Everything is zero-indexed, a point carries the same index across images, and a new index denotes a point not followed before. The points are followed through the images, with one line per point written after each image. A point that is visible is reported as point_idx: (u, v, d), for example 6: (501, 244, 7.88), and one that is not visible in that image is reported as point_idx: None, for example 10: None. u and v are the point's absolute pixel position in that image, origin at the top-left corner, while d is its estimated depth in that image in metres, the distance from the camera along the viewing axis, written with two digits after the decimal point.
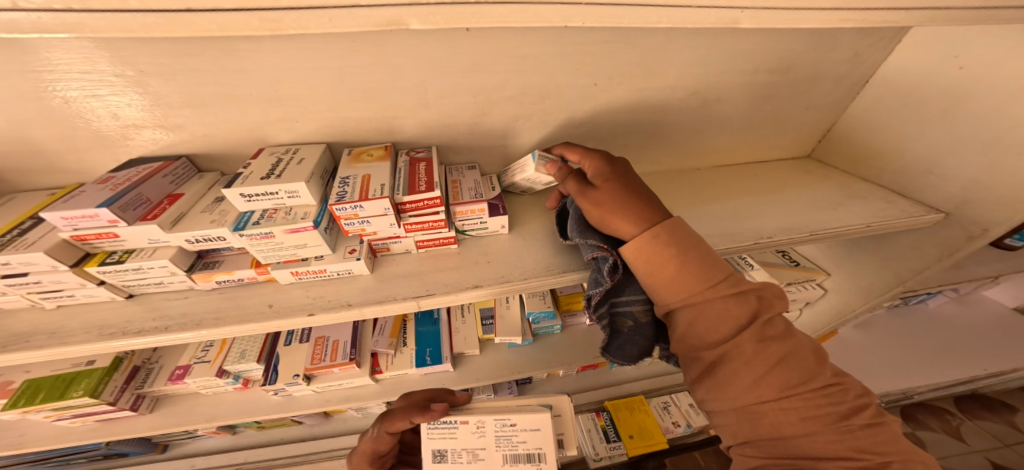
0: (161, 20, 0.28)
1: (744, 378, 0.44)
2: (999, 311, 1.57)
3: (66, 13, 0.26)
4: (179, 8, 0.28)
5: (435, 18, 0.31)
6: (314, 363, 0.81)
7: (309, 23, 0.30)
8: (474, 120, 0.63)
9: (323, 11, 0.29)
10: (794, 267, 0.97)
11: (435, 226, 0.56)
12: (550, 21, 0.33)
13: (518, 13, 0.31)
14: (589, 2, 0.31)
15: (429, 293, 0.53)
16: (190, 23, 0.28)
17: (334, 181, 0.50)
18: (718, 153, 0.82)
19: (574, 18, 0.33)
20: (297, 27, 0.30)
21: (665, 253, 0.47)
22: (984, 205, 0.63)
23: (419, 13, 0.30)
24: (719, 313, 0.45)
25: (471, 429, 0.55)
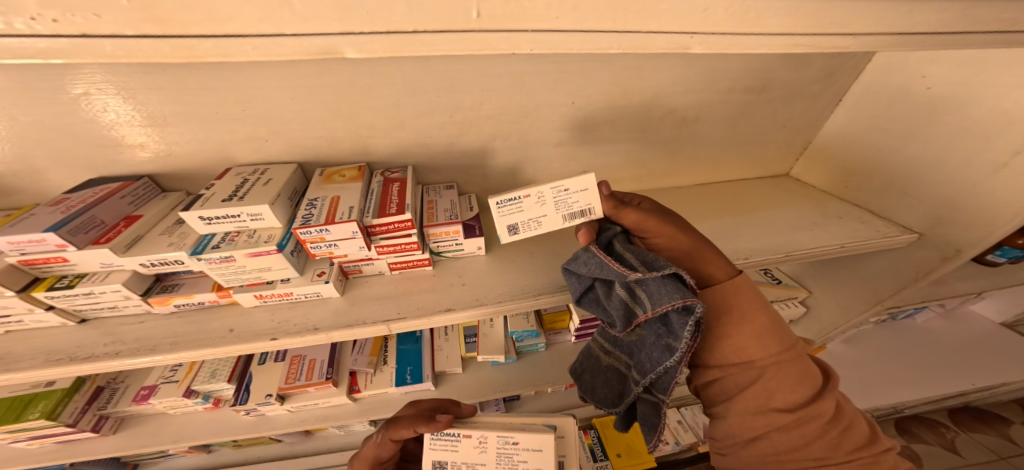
0: (60, 46, 0.24)
1: (816, 441, 0.42)
2: (987, 326, 1.58)
3: None
4: (75, 33, 0.23)
5: (375, 47, 0.28)
6: (289, 383, 0.79)
7: (232, 51, 0.26)
8: (451, 139, 0.63)
9: (246, 38, 0.26)
10: (776, 284, 0.98)
11: (408, 248, 0.55)
12: (496, 50, 0.29)
13: (460, 43, 0.29)
14: (530, 30, 0.28)
15: (400, 316, 0.52)
16: (94, 49, 0.25)
17: (302, 203, 0.49)
18: (699, 172, 0.83)
19: (520, 46, 0.30)
20: (217, 55, 0.27)
21: (751, 302, 0.45)
22: (957, 226, 0.63)
23: (355, 40, 0.27)
24: (796, 373, 0.43)
25: (474, 443, 0.53)
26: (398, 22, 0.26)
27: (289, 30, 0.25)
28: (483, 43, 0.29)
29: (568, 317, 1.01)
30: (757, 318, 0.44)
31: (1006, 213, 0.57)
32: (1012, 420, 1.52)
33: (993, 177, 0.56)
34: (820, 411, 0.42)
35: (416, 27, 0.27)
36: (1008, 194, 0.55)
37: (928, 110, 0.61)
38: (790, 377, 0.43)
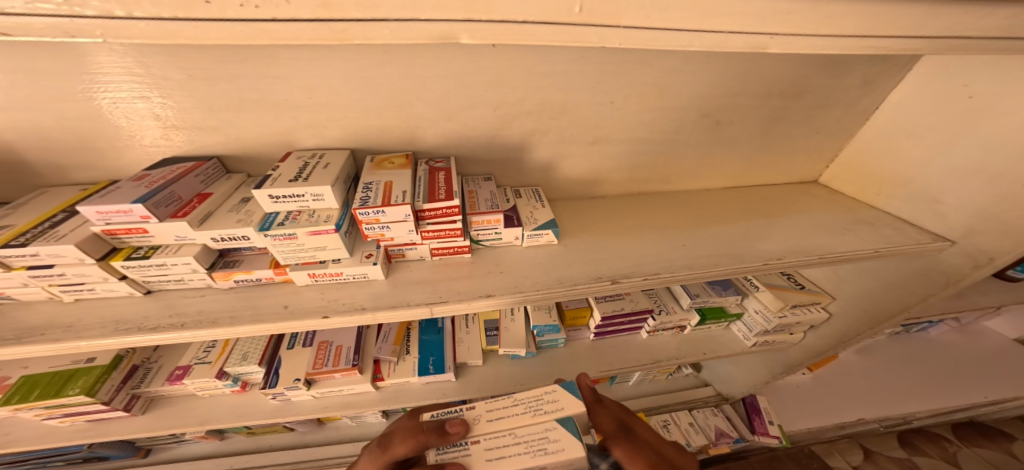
0: (248, 29, 0.28)
1: None
2: (998, 342, 1.59)
3: (170, 22, 0.27)
4: (264, 18, 0.27)
5: (485, 34, 0.30)
6: (317, 368, 0.80)
7: (373, 34, 0.29)
8: (494, 133, 0.65)
9: (386, 22, 0.29)
10: (801, 289, 0.97)
11: (452, 234, 0.57)
12: (589, 42, 0.31)
13: (557, 33, 0.30)
14: (627, 24, 0.30)
15: (441, 299, 0.54)
16: (270, 32, 0.28)
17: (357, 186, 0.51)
18: (727, 175, 0.85)
19: (610, 39, 0.31)
20: (361, 38, 0.30)
21: None
22: (988, 235, 0.64)
23: (472, 27, 0.29)
24: None
25: None
26: (511, 14, 0.28)
27: (425, 15, 0.28)
28: (575, 36, 0.31)
29: (588, 314, 1.04)
30: None
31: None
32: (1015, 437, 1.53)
33: None
34: None
35: (524, 18, 0.29)
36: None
37: (963, 119, 0.63)
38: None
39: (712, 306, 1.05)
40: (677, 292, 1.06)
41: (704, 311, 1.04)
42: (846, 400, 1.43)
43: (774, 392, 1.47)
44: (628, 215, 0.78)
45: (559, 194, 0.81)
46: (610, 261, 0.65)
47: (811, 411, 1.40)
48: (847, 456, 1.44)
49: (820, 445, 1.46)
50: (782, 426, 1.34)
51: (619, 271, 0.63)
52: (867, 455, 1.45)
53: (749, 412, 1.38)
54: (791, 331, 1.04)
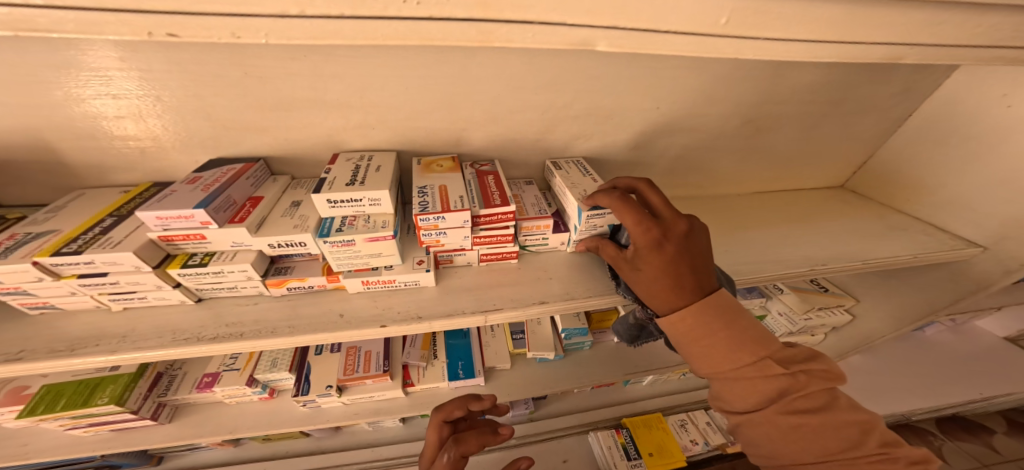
0: (404, 29, 0.28)
1: (720, 350, 0.45)
2: (991, 340, 1.65)
3: (337, 20, 0.26)
4: (420, 16, 0.27)
5: (623, 41, 0.31)
6: (348, 374, 0.78)
7: (516, 37, 0.29)
8: (541, 136, 0.63)
9: (529, 25, 0.29)
10: (824, 292, 1.00)
11: (503, 240, 0.55)
12: (723, 53, 0.33)
13: (692, 43, 0.32)
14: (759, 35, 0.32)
15: (496, 307, 0.52)
16: (422, 32, 0.28)
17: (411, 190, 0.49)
18: (759, 180, 0.85)
19: (743, 51, 0.33)
20: (502, 40, 0.30)
21: (697, 330, 0.45)
22: (1021, 241, 0.65)
23: (613, 35, 0.30)
24: (732, 347, 0.44)
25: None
26: (656, 23, 0.30)
27: (571, 20, 0.29)
28: (709, 47, 0.33)
29: (614, 317, 1.05)
30: (744, 330, 0.45)
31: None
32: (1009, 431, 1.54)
33: None
34: (785, 387, 0.43)
35: (668, 28, 0.30)
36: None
37: (1002, 126, 0.63)
38: (740, 389, 0.45)
39: None
40: None
41: None
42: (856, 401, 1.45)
43: None
44: None
45: None
46: None
47: None
48: None
49: None
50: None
51: None
52: None
53: None
54: (813, 332, 1.05)
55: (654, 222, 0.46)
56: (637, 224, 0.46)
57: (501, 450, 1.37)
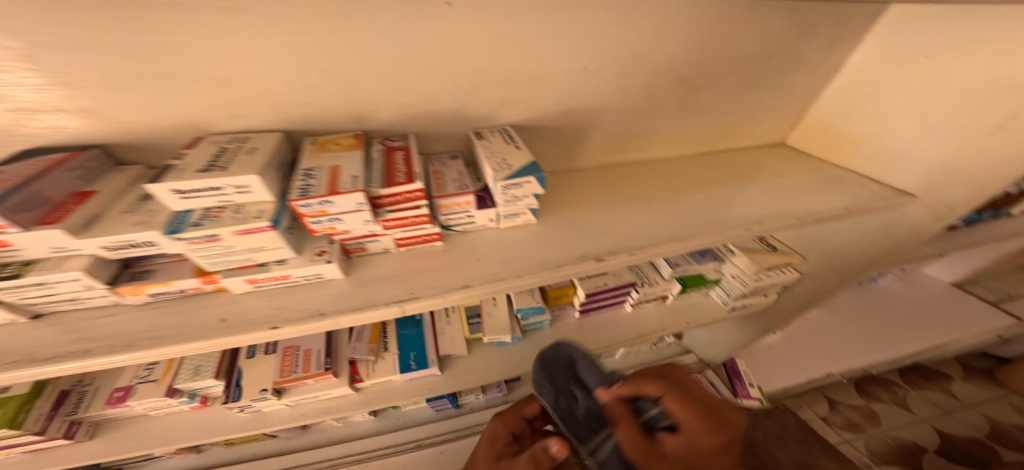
0: None
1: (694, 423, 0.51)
2: (939, 287, 1.76)
3: None
4: None
5: None
6: (285, 375, 0.74)
7: None
8: (459, 107, 0.59)
9: None
10: (774, 251, 0.99)
11: (418, 221, 0.50)
12: None
13: None
14: None
15: (413, 296, 0.48)
16: None
17: (295, 173, 0.42)
18: (702, 140, 0.86)
19: None
20: None
21: (704, 429, 0.51)
22: (948, 187, 0.67)
23: None
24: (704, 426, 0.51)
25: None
26: None
27: None
28: None
29: (571, 292, 1.05)
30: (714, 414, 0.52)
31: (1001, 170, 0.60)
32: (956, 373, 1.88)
33: (991, 137, 0.59)
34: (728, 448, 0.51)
35: None
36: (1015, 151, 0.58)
37: (926, 74, 0.63)
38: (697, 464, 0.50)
39: (691, 274, 1.08)
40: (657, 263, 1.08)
41: (684, 280, 1.08)
42: (813, 356, 1.54)
43: (751, 356, 1.58)
44: (605, 187, 0.77)
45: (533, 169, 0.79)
46: (594, 238, 0.64)
47: (784, 370, 1.51)
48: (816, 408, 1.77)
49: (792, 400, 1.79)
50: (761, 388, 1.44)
51: (603, 247, 0.62)
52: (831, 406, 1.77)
53: (730, 375, 1.45)
54: (766, 293, 1.07)
55: (724, 426, 0.51)
56: (706, 419, 0.51)
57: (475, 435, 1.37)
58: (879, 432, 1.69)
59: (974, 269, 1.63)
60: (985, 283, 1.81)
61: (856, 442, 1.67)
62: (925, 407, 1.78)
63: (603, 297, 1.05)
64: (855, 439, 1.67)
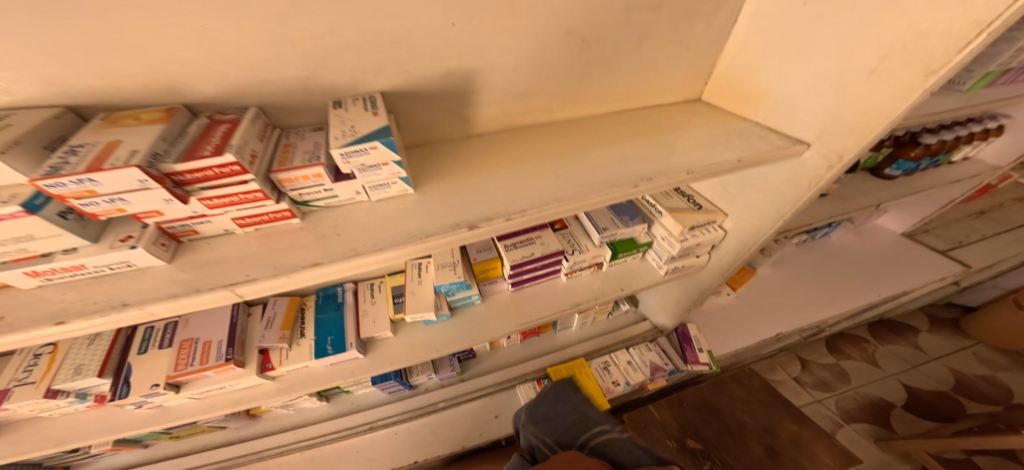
0: None
1: None
2: (887, 238, 1.81)
3: None
4: None
5: None
6: (179, 369, 0.71)
7: None
8: (306, 76, 0.55)
9: None
10: (697, 209, 1.01)
11: (249, 199, 0.46)
12: None
13: None
14: None
15: (249, 278, 0.45)
16: None
17: (62, 150, 0.38)
18: (615, 97, 0.88)
19: None
20: None
21: None
22: (836, 134, 0.66)
23: None
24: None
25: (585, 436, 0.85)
26: None
27: None
28: None
29: (498, 265, 1.05)
30: None
31: (878, 117, 0.59)
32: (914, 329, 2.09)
33: (866, 82, 0.59)
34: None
35: None
36: (887, 95, 0.57)
37: (808, 19, 0.64)
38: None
39: (623, 239, 1.09)
40: (588, 228, 1.10)
41: (615, 245, 1.08)
42: (764, 312, 1.55)
43: (702, 317, 1.56)
44: (508, 151, 0.79)
45: (425, 139, 0.78)
46: (473, 206, 0.64)
47: (735, 329, 1.50)
48: (787, 367, 1.89)
49: (764, 362, 1.91)
50: (711, 352, 1.44)
51: (481, 215, 0.62)
52: (803, 364, 1.91)
53: (680, 340, 1.48)
54: (697, 253, 1.08)
55: None
56: None
57: (427, 415, 1.39)
58: (849, 389, 1.83)
59: (924, 219, 1.69)
60: (936, 231, 1.88)
61: (828, 401, 1.79)
62: (894, 362, 1.93)
63: (532, 267, 1.04)
64: (828, 398, 1.80)
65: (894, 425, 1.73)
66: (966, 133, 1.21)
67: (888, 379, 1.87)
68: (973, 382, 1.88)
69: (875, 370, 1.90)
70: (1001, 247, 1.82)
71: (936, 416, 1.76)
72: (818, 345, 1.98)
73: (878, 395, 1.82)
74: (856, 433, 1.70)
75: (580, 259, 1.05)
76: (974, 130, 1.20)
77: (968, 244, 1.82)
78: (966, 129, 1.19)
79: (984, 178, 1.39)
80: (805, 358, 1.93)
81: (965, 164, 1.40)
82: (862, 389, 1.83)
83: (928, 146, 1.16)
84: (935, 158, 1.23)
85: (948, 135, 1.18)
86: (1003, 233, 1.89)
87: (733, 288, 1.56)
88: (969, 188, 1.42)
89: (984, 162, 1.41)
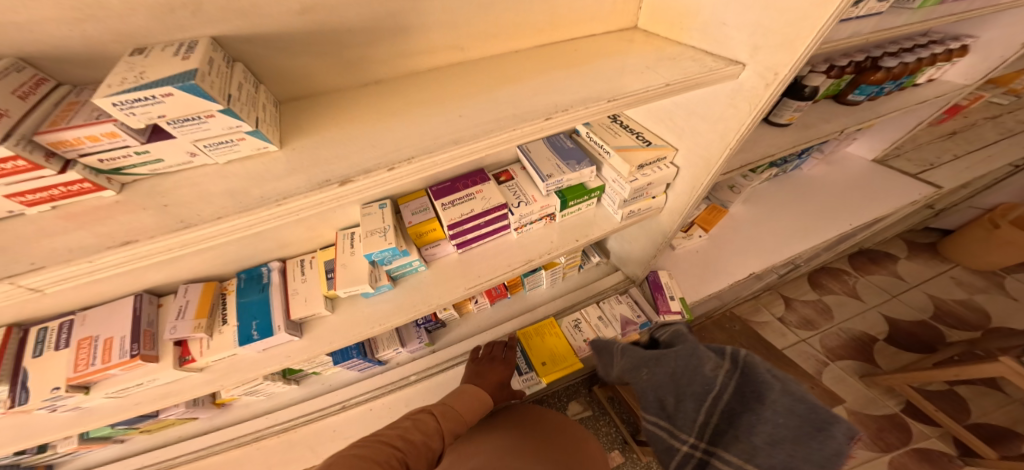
0: None
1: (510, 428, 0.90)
2: (861, 163, 1.69)
3: None
4: None
5: None
6: (79, 370, 0.67)
7: None
8: (77, 18, 0.45)
9: None
10: (646, 146, 0.90)
11: (18, 170, 0.38)
12: None
13: None
14: None
15: (35, 267, 0.38)
16: None
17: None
18: (533, 27, 0.79)
19: None
20: None
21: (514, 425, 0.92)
22: (771, 50, 0.59)
23: None
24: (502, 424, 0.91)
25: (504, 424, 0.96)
26: None
27: None
28: None
29: (438, 227, 0.97)
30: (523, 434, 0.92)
31: (806, 23, 0.53)
32: (894, 256, 2.01)
33: None
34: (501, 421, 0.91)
35: None
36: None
37: None
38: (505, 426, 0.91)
39: (572, 185, 1.01)
40: (534, 177, 1.02)
41: (564, 193, 1.00)
42: (733, 252, 1.46)
43: (675, 263, 1.48)
44: (402, 98, 0.69)
45: (305, 91, 0.68)
46: (349, 159, 0.55)
47: (707, 274, 1.43)
48: (771, 308, 1.85)
49: (749, 305, 1.86)
50: (684, 298, 1.38)
51: (357, 168, 0.53)
52: (787, 303, 1.85)
53: (652, 290, 1.41)
54: (653, 193, 1.00)
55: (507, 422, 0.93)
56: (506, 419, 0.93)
57: (402, 389, 1.38)
58: (833, 326, 1.78)
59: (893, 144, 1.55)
60: (908, 154, 1.72)
61: (813, 339, 1.75)
62: (876, 294, 1.87)
63: (474, 225, 0.97)
64: (812, 337, 1.76)
65: (878, 359, 1.68)
66: (929, 55, 1.11)
67: (870, 312, 1.81)
68: (951, 309, 1.82)
69: (856, 305, 1.84)
70: (971, 166, 1.68)
71: (920, 347, 1.70)
72: (802, 282, 1.92)
73: (862, 330, 1.77)
74: (842, 371, 1.67)
75: (527, 210, 0.98)
76: (936, 51, 1.10)
77: (939, 166, 1.66)
78: (928, 50, 1.09)
79: (949, 100, 1.27)
80: (788, 295, 1.87)
81: (930, 86, 1.26)
82: (845, 325, 1.78)
83: (889, 70, 1.06)
84: (898, 82, 1.11)
85: (909, 58, 1.08)
86: (978, 150, 1.74)
87: (705, 229, 1.48)
88: (936, 110, 1.31)
89: (949, 83, 1.28)
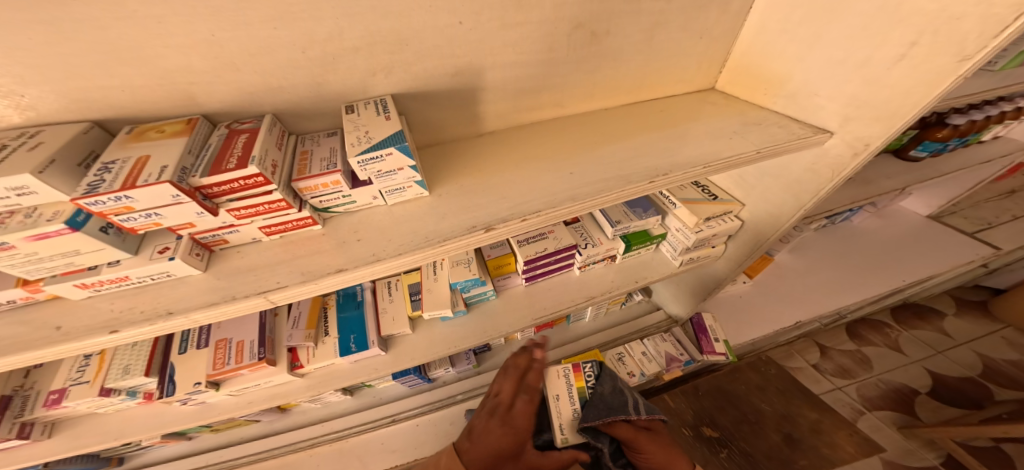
0: None
1: None
2: (911, 221, 1.77)
3: None
4: None
5: None
6: (217, 368, 0.76)
7: None
8: (318, 80, 0.57)
9: None
10: (713, 200, 1.00)
11: (273, 209, 0.49)
12: None
13: None
14: None
15: (279, 285, 0.48)
16: None
17: (94, 168, 0.41)
18: (629, 88, 0.86)
19: None
20: None
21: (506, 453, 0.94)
22: (863, 122, 0.67)
23: None
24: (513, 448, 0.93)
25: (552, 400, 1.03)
26: None
27: None
28: None
29: (512, 261, 1.04)
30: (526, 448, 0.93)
31: (909, 100, 0.60)
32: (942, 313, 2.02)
33: (892, 70, 0.60)
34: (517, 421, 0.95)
35: None
36: (912, 81, 0.59)
37: (818, 16, 0.66)
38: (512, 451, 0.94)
39: (636, 231, 1.06)
40: (601, 222, 1.07)
41: (628, 238, 1.05)
42: (784, 298, 1.53)
43: (719, 306, 1.54)
44: (517, 147, 0.77)
45: (437, 138, 0.78)
46: (488, 206, 0.61)
47: (752, 319, 1.49)
48: (805, 355, 1.86)
49: (781, 350, 1.88)
50: (727, 341, 1.42)
51: (495, 216, 0.59)
52: (823, 351, 1.86)
53: (696, 330, 1.46)
54: (713, 244, 1.07)
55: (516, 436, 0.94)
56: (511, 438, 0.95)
57: (447, 408, 1.41)
58: (871, 377, 1.79)
59: (950, 200, 1.63)
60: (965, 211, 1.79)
61: (849, 388, 1.76)
62: (918, 348, 1.88)
63: (546, 261, 1.02)
64: (848, 386, 1.77)
65: (920, 413, 1.68)
66: (996, 113, 1.17)
67: (912, 366, 1.82)
68: (1000, 368, 1.81)
69: (897, 356, 1.85)
70: None
71: (962, 402, 1.71)
72: (838, 331, 1.94)
73: (901, 382, 1.77)
74: (879, 421, 1.67)
75: (594, 252, 1.03)
76: (1004, 109, 1.16)
77: (997, 225, 1.74)
78: (997, 109, 1.15)
79: (1015, 158, 1.34)
80: (824, 344, 1.89)
81: (994, 144, 1.35)
82: (884, 376, 1.79)
83: (956, 127, 1.13)
84: (964, 138, 1.20)
85: (978, 114, 1.14)
86: None
87: (750, 275, 1.54)
88: (1001, 168, 1.37)
89: (1013, 140, 1.36)
